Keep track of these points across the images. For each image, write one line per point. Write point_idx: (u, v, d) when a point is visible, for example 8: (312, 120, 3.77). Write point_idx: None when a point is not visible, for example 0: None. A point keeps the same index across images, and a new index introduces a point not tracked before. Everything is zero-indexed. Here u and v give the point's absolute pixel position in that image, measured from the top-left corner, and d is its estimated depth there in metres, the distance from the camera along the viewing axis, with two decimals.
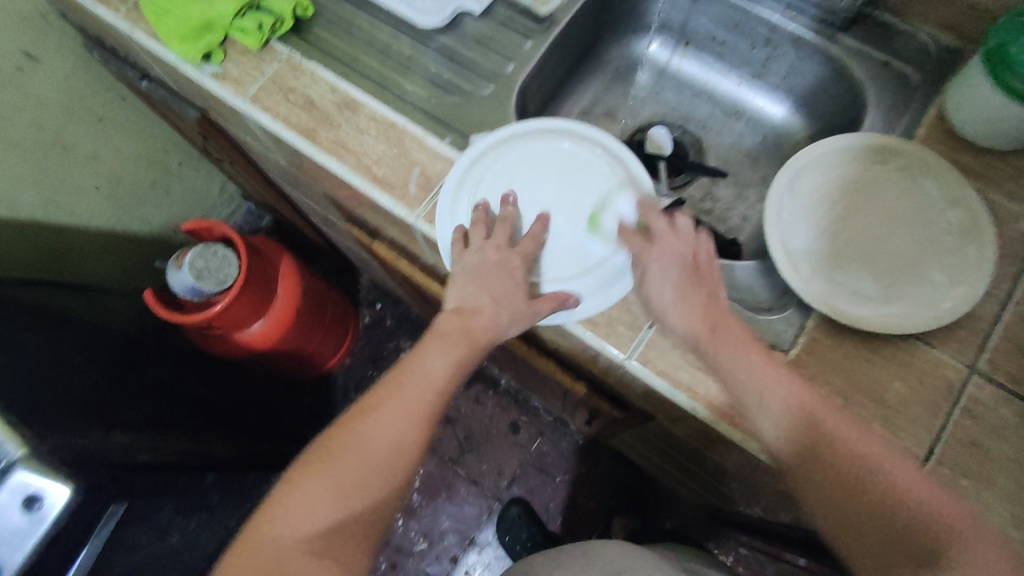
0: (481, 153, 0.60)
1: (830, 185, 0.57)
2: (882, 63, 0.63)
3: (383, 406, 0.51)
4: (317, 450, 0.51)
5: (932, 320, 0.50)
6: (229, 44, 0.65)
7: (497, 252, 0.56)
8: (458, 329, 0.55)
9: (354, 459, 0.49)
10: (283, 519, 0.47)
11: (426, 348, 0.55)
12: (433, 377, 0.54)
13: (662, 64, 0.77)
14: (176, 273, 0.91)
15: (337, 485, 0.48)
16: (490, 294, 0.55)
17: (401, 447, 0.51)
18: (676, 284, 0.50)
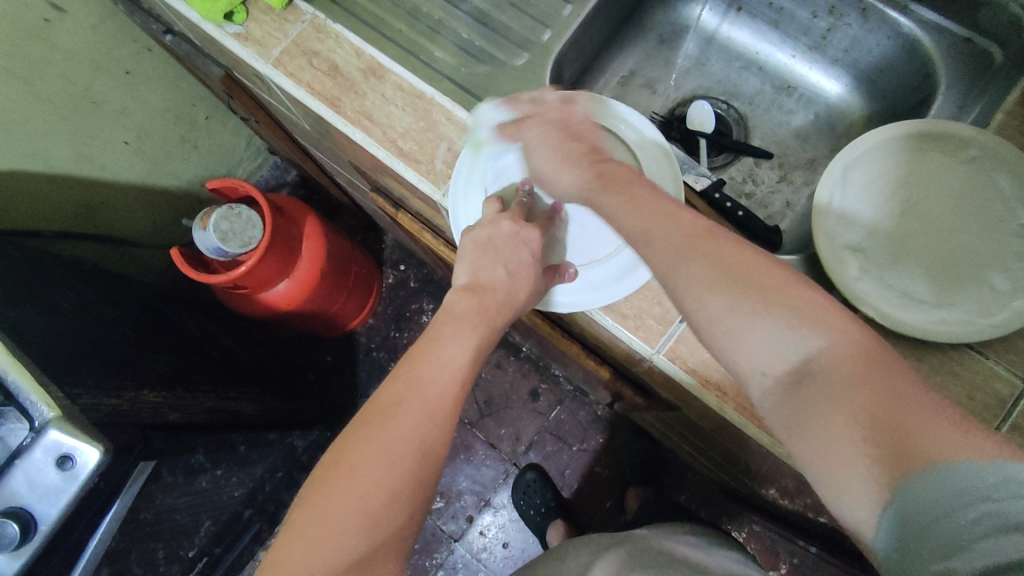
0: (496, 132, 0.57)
1: (889, 176, 0.52)
2: (959, 39, 0.57)
3: (404, 407, 0.47)
4: (332, 462, 0.45)
5: (990, 329, 0.47)
6: (252, 2, 0.62)
7: (513, 224, 0.53)
8: (475, 308, 0.52)
9: (383, 473, 0.44)
10: (306, 547, 0.42)
11: (442, 334, 0.51)
12: (455, 367, 0.50)
13: (710, 31, 0.72)
14: (202, 233, 0.91)
15: (367, 507, 0.43)
16: (506, 266, 0.53)
17: (429, 453, 0.46)
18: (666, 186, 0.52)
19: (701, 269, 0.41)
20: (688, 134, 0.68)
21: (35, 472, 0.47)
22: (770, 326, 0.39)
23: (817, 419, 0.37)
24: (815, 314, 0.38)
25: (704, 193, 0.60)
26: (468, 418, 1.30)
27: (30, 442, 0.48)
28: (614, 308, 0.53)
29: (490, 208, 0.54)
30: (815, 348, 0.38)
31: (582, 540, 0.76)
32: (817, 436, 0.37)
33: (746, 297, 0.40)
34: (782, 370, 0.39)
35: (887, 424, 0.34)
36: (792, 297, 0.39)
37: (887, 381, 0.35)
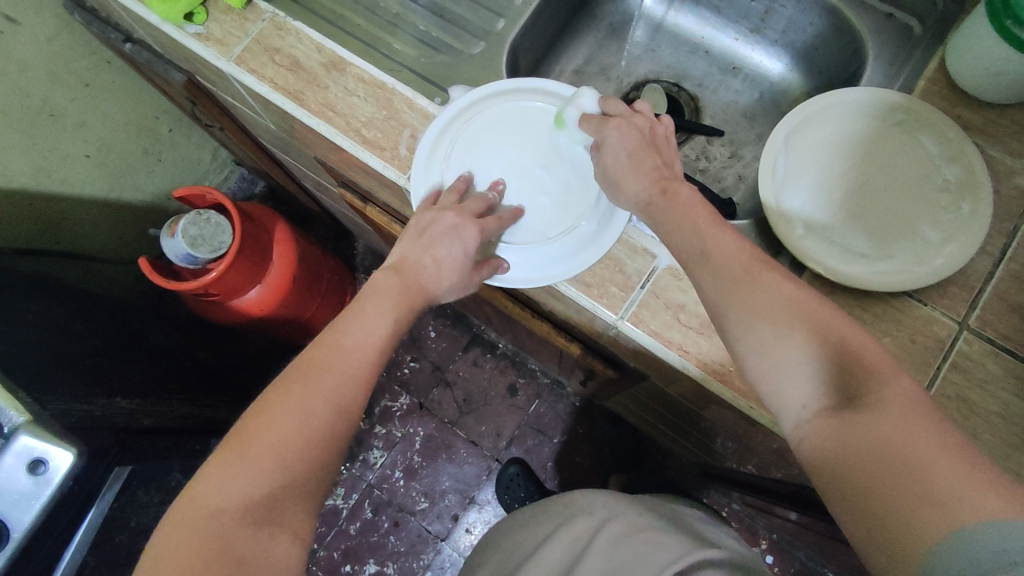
0: (443, 129, 0.58)
1: (825, 141, 0.56)
2: (884, 15, 0.61)
3: (325, 368, 0.48)
4: (251, 416, 0.47)
5: (926, 276, 0.50)
6: (211, 3, 0.63)
7: (457, 216, 0.55)
8: (399, 287, 0.53)
9: (300, 424, 0.46)
10: (221, 486, 0.44)
11: (364, 307, 0.52)
12: (376, 335, 0.51)
13: (658, 19, 0.75)
14: (170, 240, 0.90)
15: (284, 454, 0.45)
16: (434, 256, 0.54)
17: (346, 409, 0.48)
18: (630, 149, 0.52)
19: (745, 296, 0.43)
20: None
21: (6, 477, 0.47)
22: (805, 360, 0.41)
23: (827, 439, 0.38)
24: (861, 355, 0.39)
25: None
26: (448, 418, 1.31)
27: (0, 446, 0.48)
28: (578, 277, 0.55)
29: (450, 198, 0.56)
30: (836, 376, 0.39)
31: (565, 513, 0.73)
32: (822, 454, 0.38)
33: (773, 323, 0.42)
34: (808, 391, 0.40)
35: (897, 452, 0.35)
36: (829, 337, 0.41)
37: (913, 414, 0.36)
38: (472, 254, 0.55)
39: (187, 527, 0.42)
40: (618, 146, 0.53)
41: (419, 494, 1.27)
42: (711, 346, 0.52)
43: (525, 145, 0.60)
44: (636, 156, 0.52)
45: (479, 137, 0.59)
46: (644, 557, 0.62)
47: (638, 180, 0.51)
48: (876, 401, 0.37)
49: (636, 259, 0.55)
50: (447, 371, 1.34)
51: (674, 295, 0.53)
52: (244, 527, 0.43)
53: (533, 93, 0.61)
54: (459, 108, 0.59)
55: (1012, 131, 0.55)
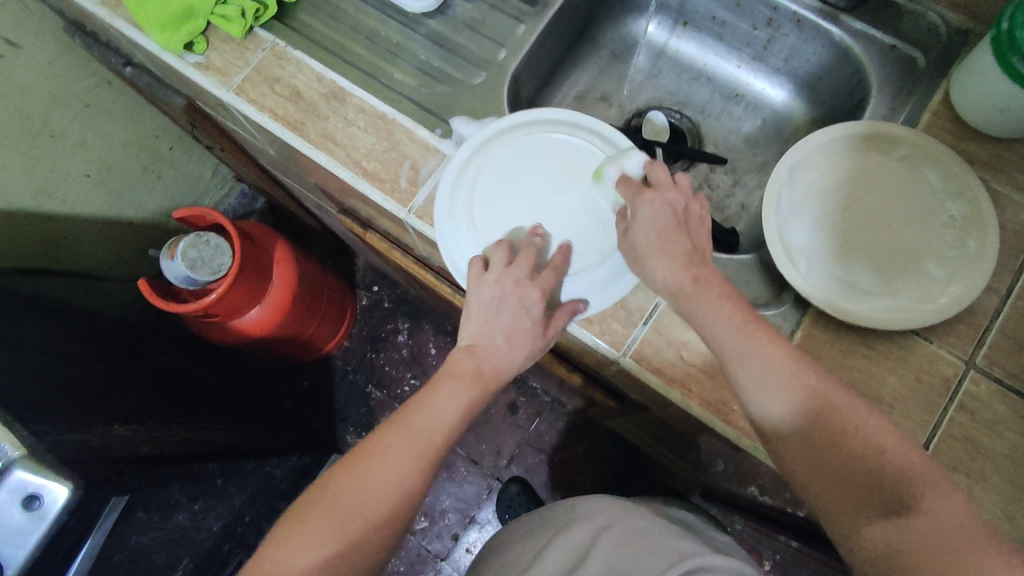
0: (462, 177, 0.57)
1: (828, 175, 0.56)
2: (887, 46, 0.61)
3: (394, 450, 0.49)
4: (321, 492, 0.48)
5: (931, 314, 0.50)
6: (211, 32, 0.63)
7: (515, 283, 0.53)
8: (471, 369, 0.53)
9: (360, 509, 0.47)
10: (280, 568, 0.44)
11: (435, 388, 0.52)
12: (442, 420, 0.51)
13: (660, 45, 0.75)
14: (170, 262, 0.90)
15: (341, 534, 0.46)
16: (503, 332, 0.53)
17: (407, 500, 0.49)
18: (663, 233, 0.49)
19: (779, 396, 0.44)
20: (644, 144, 0.71)
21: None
22: (832, 457, 0.43)
23: (875, 540, 0.41)
24: (891, 454, 0.42)
25: None
26: None
27: None
28: (580, 313, 0.54)
29: (500, 256, 0.54)
30: (865, 473, 0.42)
31: (573, 519, 0.71)
32: (873, 556, 0.41)
33: (802, 429, 0.44)
34: (835, 483, 0.43)
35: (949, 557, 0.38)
36: (855, 441, 0.43)
37: (952, 519, 0.40)
38: (538, 320, 0.53)
39: None
40: (649, 227, 0.50)
41: (419, 513, 1.26)
42: (713, 384, 0.52)
43: (541, 176, 0.59)
44: (668, 235, 0.49)
45: (496, 175, 0.58)
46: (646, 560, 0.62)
47: (667, 269, 0.48)
48: (920, 509, 0.40)
49: (638, 294, 0.54)
50: None
51: (676, 331, 0.53)
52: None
53: (546, 125, 0.60)
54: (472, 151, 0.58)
55: (1019, 165, 0.54)
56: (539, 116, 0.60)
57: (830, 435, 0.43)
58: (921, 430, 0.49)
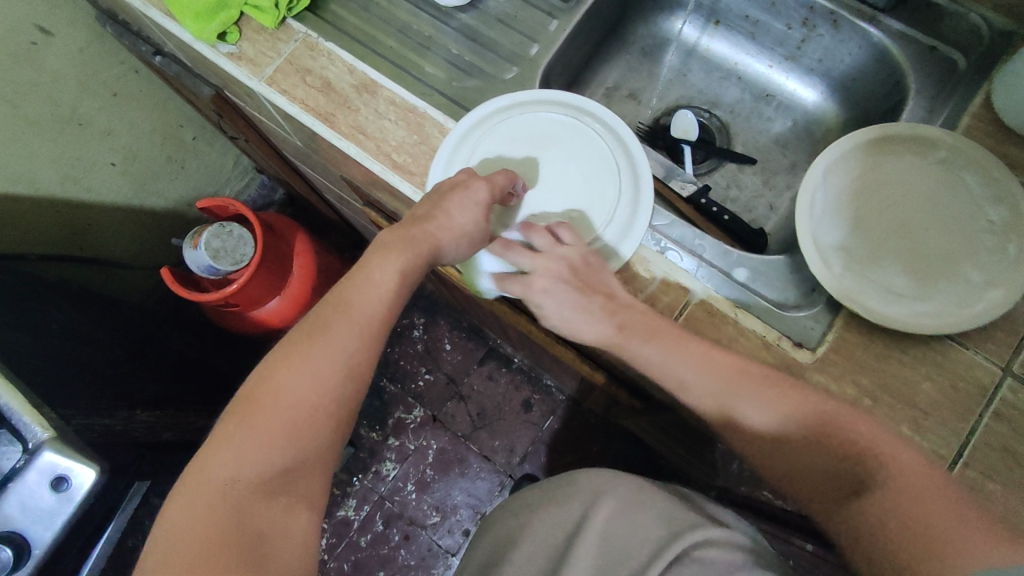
0: (456, 146, 0.57)
1: (863, 177, 0.55)
2: (926, 47, 0.60)
3: (330, 327, 0.48)
4: (259, 379, 0.47)
5: (969, 319, 0.49)
6: (244, 23, 0.63)
7: (466, 176, 0.54)
8: (401, 236, 0.52)
9: (311, 388, 0.46)
10: (234, 458, 0.44)
11: (369, 261, 0.51)
12: (383, 291, 0.51)
13: (691, 43, 0.74)
14: (193, 252, 0.91)
15: (292, 418, 0.46)
16: (445, 208, 0.52)
17: (355, 370, 0.49)
18: (575, 305, 0.54)
19: (773, 414, 0.48)
20: (672, 142, 0.71)
21: (30, 496, 0.47)
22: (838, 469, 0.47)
23: (868, 523, 0.44)
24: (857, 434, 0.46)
25: (690, 198, 0.64)
26: (462, 431, 1.30)
27: (24, 463, 0.48)
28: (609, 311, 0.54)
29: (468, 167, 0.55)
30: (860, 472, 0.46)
31: (578, 498, 0.68)
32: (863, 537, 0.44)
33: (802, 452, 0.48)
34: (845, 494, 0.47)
35: (926, 533, 0.42)
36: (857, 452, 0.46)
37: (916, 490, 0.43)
38: (481, 202, 0.53)
39: (199, 495, 0.42)
40: (563, 303, 0.54)
41: (431, 507, 1.26)
42: None
43: (547, 153, 0.59)
44: (582, 302, 0.53)
45: (495, 152, 0.58)
46: (646, 535, 0.63)
47: (595, 323, 0.53)
48: (886, 484, 0.44)
49: (668, 292, 0.54)
50: (461, 385, 1.33)
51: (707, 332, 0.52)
52: (259, 497, 0.43)
53: (549, 105, 0.60)
54: (472, 124, 0.58)
55: None
56: (546, 96, 0.60)
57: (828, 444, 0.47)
58: (955, 437, 0.48)
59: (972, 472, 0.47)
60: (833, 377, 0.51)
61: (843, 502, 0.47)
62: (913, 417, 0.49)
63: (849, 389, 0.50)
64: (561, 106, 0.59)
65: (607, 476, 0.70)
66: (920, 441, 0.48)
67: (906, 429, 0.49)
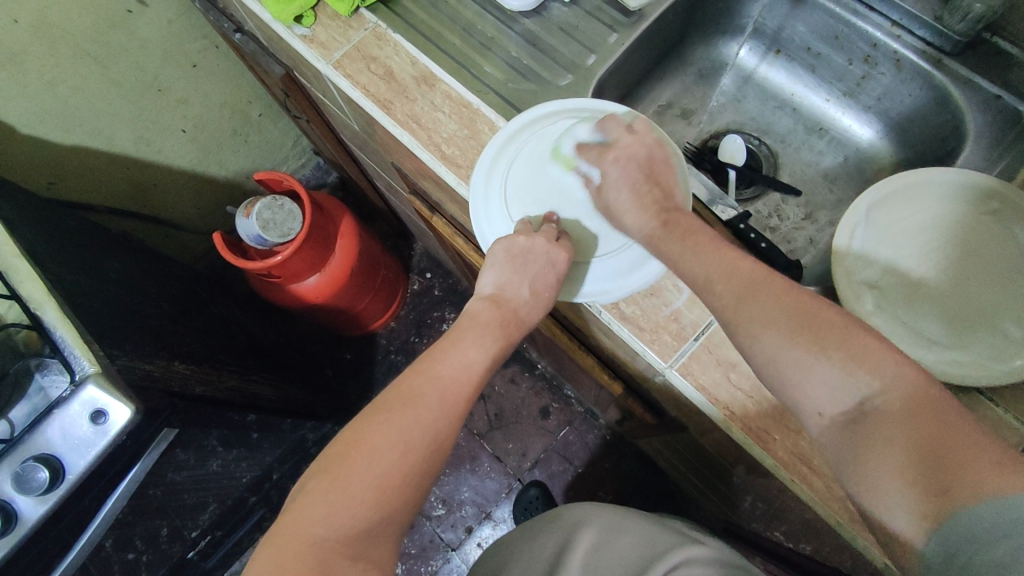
0: (496, 156, 0.59)
1: (910, 218, 0.54)
2: (991, 95, 0.59)
3: (424, 399, 0.49)
4: (352, 439, 0.47)
5: (1004, 375, 0.48)
6: (321, 9, 0.67)
7: (546, 243, 0.53)
8: (497, 318, 0.55)
9: (401, 457, 0.47)
10: (325, 514, 0.43)
11: (461, 338, 0.54)
12: (471, 369, 0.52)
13: (749, 70, 0.75)
14: (245, 221, 0.97)
15: (381, 484, 0.45)
16: (531, 287, 0.54)
17: (440, 444, 0.49)
18: (631, 186, 0.53)
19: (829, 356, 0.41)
20: (719, 164, 0.71)
21: (71, 424, 0.51)
22: (847, 381, 0.40)
23: (870, 452, 0.39)
24: (871, 351, 0.40)
25: (728, 223, 0.62)
26: (478, 430, 1.32)
27: (70, 393, 0.52)
28: (632, 320, 0.54)
29: (523, 228, 0.55)
30: (875, 381, 0.39)
31: (563, 534, 0.68)
32: (861, 465, 0.39)
33: (816, 351, 0.41)
34: (845, 414, 0.40)
35: (932, 461, 0.36)
36: (874, 358, 0.40)
37: (935, 420, 0.37)
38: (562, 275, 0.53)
39: (292, 550, 0.42)
40: (619, 181, 0.53)
41: (437, 499, 1.28)
42: (758, 411, 0.51)
43: None
44: (637, 186, 0.53)
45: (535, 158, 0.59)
46: (623, 563, 0.62)
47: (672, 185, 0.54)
48: (895, 406, 0.38)
49: (693, 310, 0.54)
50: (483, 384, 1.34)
51: (727, 352, 0.52)
52: (343, 558, 0.42)
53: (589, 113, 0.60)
54: (516, 128, 0.59)
55: None
56: (585, 103, 0.60)
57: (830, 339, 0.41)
58: None
59: None
60: None
61: (837, 429, 0.41)
62: None
63: None
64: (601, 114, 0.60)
65: (592, 507, 0.71)
66: None
67: None
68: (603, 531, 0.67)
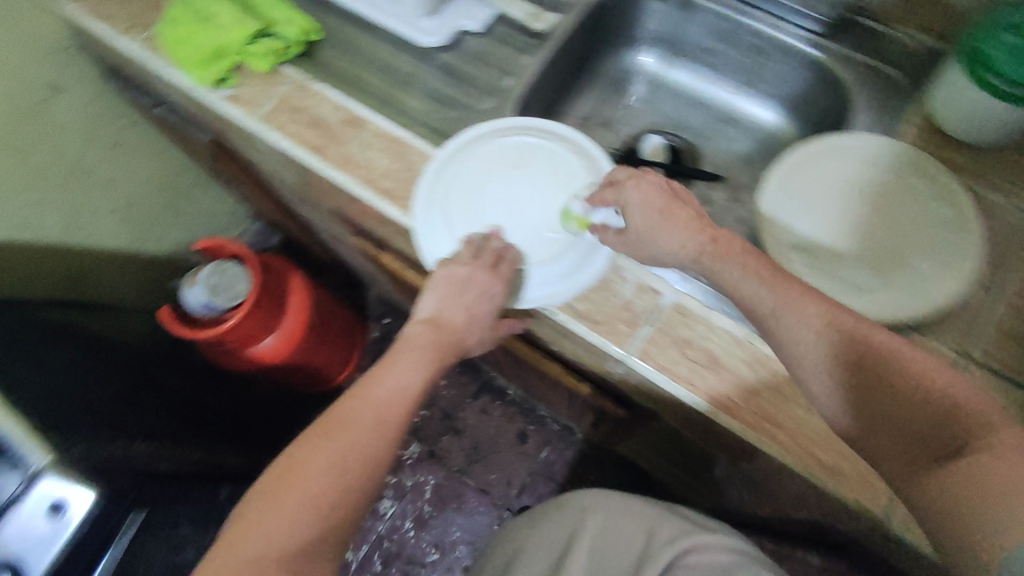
0: (433, 179, 0.61)
1: (820, 181, 0.59)
2: (867, 66, 0.65)
3: (362, 417, 0.49)
4: (289, 459, 0.47)
5: (923, 307, 0.52)
6: (240, 69, 0.69)
7: (483, 275, 0.56)
8: (430, 341, 0.55)
9: (338, 475, 0.47)
10: (263, 534, 0.44)
11: (401, 357, 0.54)
12: (410, 386, 0.52)
13: (655, 75, 0.80)
14: (190, 290, 0.96)
15: (319, 507, 0.45)
16: (466, 313, 0.56)
17: (380, 460, 0.49)
18: (661, 207, 0.53)
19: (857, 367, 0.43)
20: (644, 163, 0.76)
21: (25, 523, 0.49)
22: (924, 424, 0.42)
23: (927, 483, 0.40)
24: (943, 390, 0.42)
25: None
26: (458, 466, 1.30)
27: (21, 491, 0.50)
28: (586, 315, 0.56)
29: (467, 250, 0.57)
30: (944, 418, 0.41)
31: (567, 525, 0.68)
32: (921, 492, 0.40)
33: (878, 386, 0.43)
34: (915, 454, 0.42)
35: (992, 494, 0.37)
36: (940, 391, 0.42)
37: (1008, 455, 0.38)
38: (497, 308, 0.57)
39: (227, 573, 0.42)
40: (643, 206, 0.53)
41: (430, 545, 1.25)
42: (718, 381, 0.53)
43: (521, 179, 0.62)
44: (668, 209, 0.53)
45: (471, 178, 0.62)
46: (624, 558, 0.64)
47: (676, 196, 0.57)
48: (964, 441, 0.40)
49: (641, 296, 0.56)
50: (456, 419, 1.33)
51: (680, 330, 0.55)
52: None
53: (519, 132, 0.64)
54: (465, 141, 0.63)
55: (999, 172, 0.58)
56: (514, 124, 0.64)
57: (895, 374, 0.43)
58: None
59: None
60: None
61: (900, 461, 0.42)
62: None
63: None
64: (532, 132, 0.64)
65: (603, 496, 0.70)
66: None
67: None
68: (603, 524, 0.67)
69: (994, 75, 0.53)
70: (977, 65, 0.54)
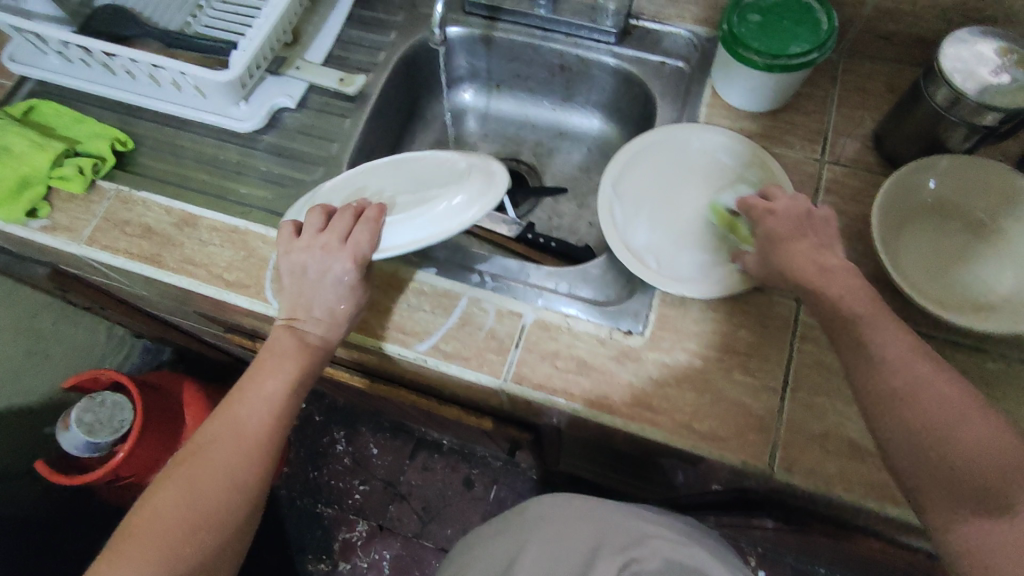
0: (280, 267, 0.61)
1: (647, 180, 0.63)
2: (658, 63, 0.71)
3: (216, 443, 0.50)
4: (145, 500, 0.48)
5: None
6: (53, 195, 0.65)
7: (333, 238, 0.54)
8: (295, 345, 0.54)
9: (188, 506, 0.47)
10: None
11: (258, 372, 0.53)
12: (269, 400, 0.52)
13: (483, 109, 0.84)
14: (65, 434, 0.87)
15: (167, 542, 0.45)
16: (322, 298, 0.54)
17: (240, 484, 0.49)
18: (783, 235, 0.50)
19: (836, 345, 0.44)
20: None
21: None
22: (919, 412, 0.40)
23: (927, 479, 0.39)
24: (928, 380, 0.40)
25: (519, 237, 0.70)
26: (412, 531, 1.26)
27: None
28: (456, 354, 0.57)
29: (316, 220, 0.55)
30: (941, 410, 0.39)
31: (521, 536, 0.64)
32: (918, 486, 0.39)
33: (876, 376, 0.41)
34: (910, 441, 0.40)
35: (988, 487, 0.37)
36: (932, 380, 0.40)
37: (991, 447, 0.37)
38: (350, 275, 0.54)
39: None
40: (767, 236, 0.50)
41: None
42: (592, 383, 0.55)
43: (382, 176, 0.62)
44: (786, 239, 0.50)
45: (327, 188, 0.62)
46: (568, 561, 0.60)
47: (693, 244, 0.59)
48: (956, 435, 0.38)
49: (505, 322, 0.58)
50: (399, 485, 1.29)
51: (548, 345, 0.57)
52: None
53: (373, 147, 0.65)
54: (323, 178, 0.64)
55: (786, 131, 0.65)
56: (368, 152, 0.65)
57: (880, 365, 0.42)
58: (778, 368, 0.55)
59: (800, 394, 0.54)
60: (665, 350, 0.56)
61: (901, 452, 0.40)
62: (740, 362, 0.56)
63: (681, 354, 0.56)
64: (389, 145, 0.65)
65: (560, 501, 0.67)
66: (751, 381, 0.55)
67: (738, 374, 0.55)
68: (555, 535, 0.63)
69: (751, 51, 0.58)
70: (734, 47, 0.59)
